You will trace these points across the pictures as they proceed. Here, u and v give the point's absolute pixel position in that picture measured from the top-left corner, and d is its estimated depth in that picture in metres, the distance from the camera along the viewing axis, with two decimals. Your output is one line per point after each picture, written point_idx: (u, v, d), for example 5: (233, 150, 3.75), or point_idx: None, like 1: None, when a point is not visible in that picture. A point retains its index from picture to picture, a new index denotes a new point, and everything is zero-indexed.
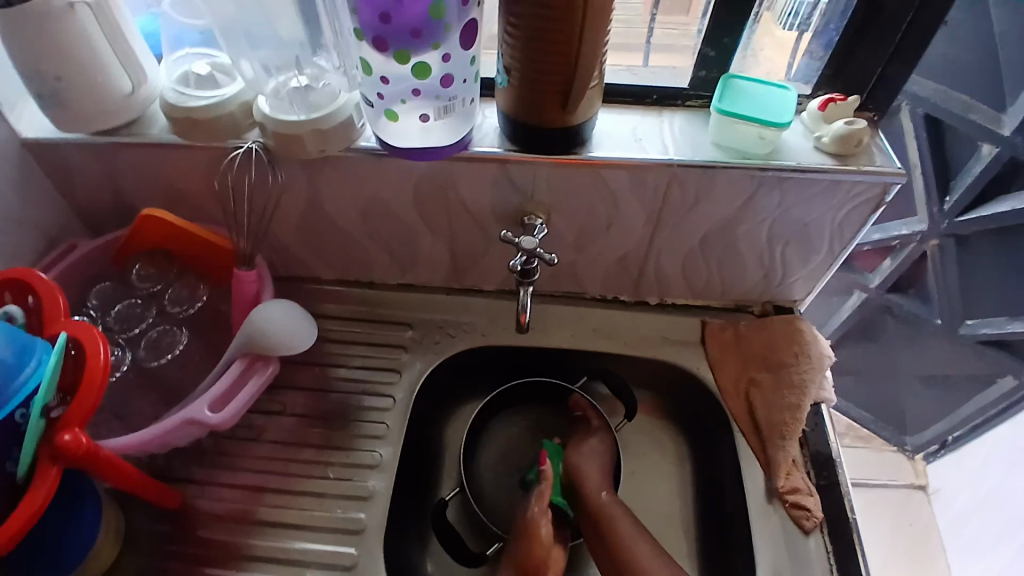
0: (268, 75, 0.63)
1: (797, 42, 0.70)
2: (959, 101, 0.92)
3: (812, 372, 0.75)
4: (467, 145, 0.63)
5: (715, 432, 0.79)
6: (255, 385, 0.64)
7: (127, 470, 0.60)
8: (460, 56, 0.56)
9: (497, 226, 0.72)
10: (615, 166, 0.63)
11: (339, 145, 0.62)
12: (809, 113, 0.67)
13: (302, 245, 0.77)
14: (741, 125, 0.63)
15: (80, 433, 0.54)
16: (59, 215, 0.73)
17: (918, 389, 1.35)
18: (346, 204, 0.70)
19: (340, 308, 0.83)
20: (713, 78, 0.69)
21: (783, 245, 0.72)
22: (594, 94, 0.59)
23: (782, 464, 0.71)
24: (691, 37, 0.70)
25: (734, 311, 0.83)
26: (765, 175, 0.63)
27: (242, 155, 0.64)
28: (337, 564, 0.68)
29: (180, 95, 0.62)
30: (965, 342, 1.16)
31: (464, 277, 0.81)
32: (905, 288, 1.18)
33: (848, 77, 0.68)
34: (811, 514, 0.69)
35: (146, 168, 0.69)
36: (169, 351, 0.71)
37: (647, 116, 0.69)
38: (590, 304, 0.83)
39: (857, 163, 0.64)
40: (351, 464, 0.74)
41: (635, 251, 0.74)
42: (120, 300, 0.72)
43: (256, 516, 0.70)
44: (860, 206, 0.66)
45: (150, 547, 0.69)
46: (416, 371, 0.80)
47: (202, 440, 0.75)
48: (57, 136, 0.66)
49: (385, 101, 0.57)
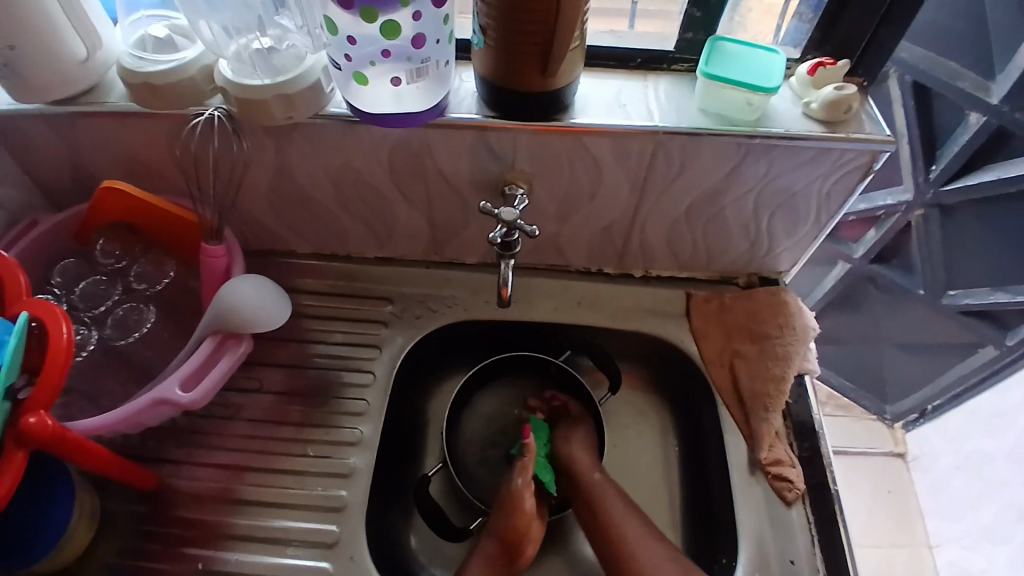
0: (229, 38, 0.59)
1: (785, 4, 0.68)
2: (948, 68, 0.90)
3: (797, 344, 0.74)
4: (443, 111, 0.60)
5: (699, 404, 0.78)
6: (227, 362, 0.62)
7: (98, 451, 0.58)
8: (432, 15, 0.53)
9: (476, 196, 0.69)
10: (597, 133, 0.61)
11: (307, 111, 0.59)
12: (798, 78, 0.65)
13: (275, 217, 0.75)
14: (728, 90, 0.61)
15: (46, 416, 0.51)
16: (17, 189, 0.69)
17: (899, 358, 1.36)
18: (319, 173, 0.68)
19: (317, 283, 0.81)
20: (699, 41, 0.67)
21: (769, 214, 0.70)
22: (576, 57, 0.56)
23: (766, 435, 0.71)
24: (677, 1, 0.68)
25: (719, 282, 0.82)
26: (752, 143, 0.62)
27: (204, 122, 0.61)
28: (319, 542, 0.67)
29: (137, 60, 0.58)
30: (947, 312, 1.16)
31: (444, 249, 0.79)
32: (890, 259, 1.18)
33: (837, 40, 0.66)
34: (793, 486, 0.69)
35: (106, 139, 0.65)
36: (136, 329, 0.69)
37: (631, 80, 0.67)
38: (574, 276, 0.81)
39: (846, 131, 0.62)
40: (332, 441, 0.72)
41: (619, 222, 0.73)
42: (85, 277, 0.69)
43: (235, 494, 0.69)
44: (848, 174, 0.65)
45: (126, 528, 0.68)
46: (397, 347, 0.78)
47: (177, 419, 0.73)
48: (13, 106, 0.62)
49: (354, 63, 0.54)
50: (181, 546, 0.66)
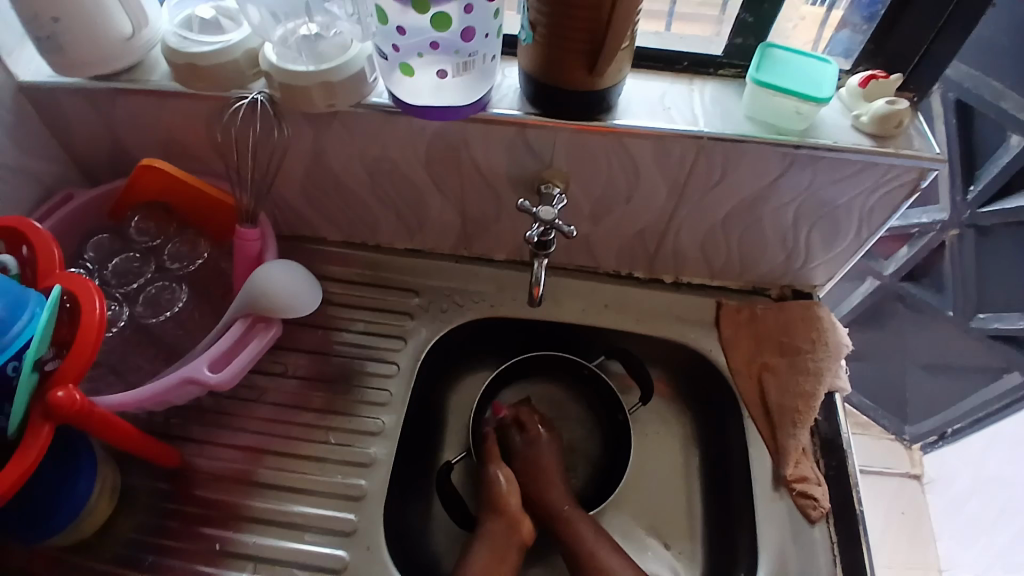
0: (275, 23, 0.59)
1: (827, 17, 0.66)
2: (992, 88, 0.87)
3: (828, 360, 0.72)
4: (485, 106, 0.60)
5: (723, 415, 0.77)
6: (257, 346, 0.62)
7: (124, 427, 0.59)
8: (483, 8, 0.52)
9: (511, 192, 0.69)
10: (639, 135, 0.60)
11: (349, 99, 0.59)
12: (848, 89, 0.63)
13: (308, 203, 0.75)
14: (778, 98, 0.59)
15: (74, 391, 0.52)
16: (55, 162, 0.70)
17: (923, 380, 1.33)
18: (354, 161, 0.67)
19: (344, 271, 0.81)
20: (749, 46, 0.65)
21: (809, 227, 0.69)
22: (624, 57, 0.55)
23: (792, 452, 0.70)
24: (716, 7, 0.66)
25: (751, 293, 0.80)
26: (799, 153, 0.60)
27: (247, 105, 0.61)
28: (337, 530, 0.67)
29: (182, 40, 0.58)
30: (975, 336, 1.14)
31: (474, 244, 0.79)
32: (921, 277, 1.15)
33: (891, 52, 0.64)
34: (818, 504, 0.68)
35: (146, 116, 0.66)
36: (168, 308, 0.69)
37: (676, 83, 0.66)
38: (602, 279, 0.80)
39: (896, 145, 0.60)
40: (354, 430, 0.72)
41: (653, 226, 0.72)
42: (118, 253, 0.70)
43: (256, 477, 0.69)
44: (894, 190, 0.63)
45: (147, 505, 0.68)
46: (422, 339, 0.78)
47: (201, 399, 0.74)
48: (53, 79, 0.63)
49: (400, 54, 0.54)
50: (200, 525, 0.67)
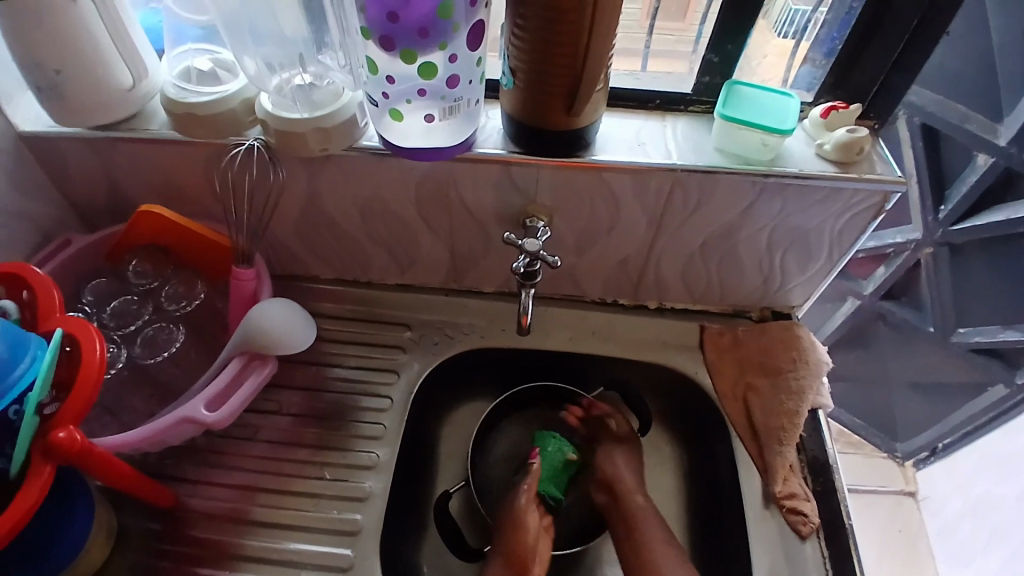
0: (271, 73, 0.62)
1: (794, 51, 0.70)
2: (957, 111, 0.92)
3: (809, 378, 0.75)
4: (470, 145, 0.63)
5: (711, 437, 0.79)
6: (252, 384, 0.63)
7: (120, 468, 0.60)
8: (466, 57, 0.55)
9: (498, 226, 0.71)
10: (617, 170, 0.63)
11: (341, 143, 0.62)
12: (811, 120, 0.67)
13: (301, 243, 0.77)
14: (745, 132, 0.63)
15: (75, 431, 0.53)
16: (53, 207, 0.72)
17: (909, 397, 1.35)
18: (346, 202, 0.70)
19: (336, 308, 0.83)
20: (717, 84, 0.70)
21: (783, 251, 0.72)
22: (600, 98, 0.59)
23: (780, 468, 0.71)
24: (691, 43, 0.70)
25: (733, 316, 0.83)
26: (767, 181, 0.64)
27: (243, 152, 0.64)
28: (334, 565, 0.67)
29: (180, 90, 0.62)
30: (957, 350, 1.17)
31: (463, 277, 0.81)
32: (898, 296, 1.19)
33: (850, 86, 0.69)
34: (808, 520, 0.69)
35: (143, 163, 0.68)
36: (165, 348, 0.70)
37: (650, 120, 0.70)
38: (589, 307, 0.83)
39: (858, 172, 0.64)
40: (348, 464, 0.73)
41: (636, 255, 0.74)
42: (115, 296, 0.71)
43: (251, 516, 0.70)
44: (860, 214, 0.67)
45: (142, 547, 0.68)
46: (414, 372, 0.79)
47: (196, 439, 0.74)
48: (54, 129, 0.66)
49: (390, 100, 0.57)
50: (195, 565, 0.67)
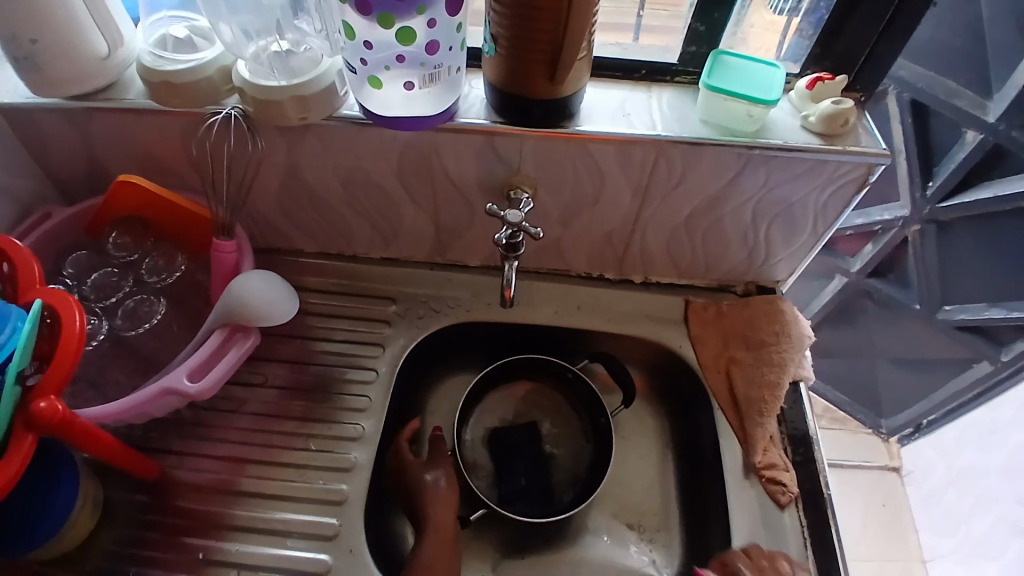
0: (248, 40, 0.61)
1: (786, 26, 0.69)
2: (944, 86, 0.92)
3: (792, 351, 0.76)
4: (452, 115, 0.62)
5: (695, 409, 0.80)
6: (235, 354, 0.63)
7: (105, 439, 0.60)
8: (446, 22, 0.54)
9: (481, 198, 0.71)
10: (601, 141, 0.63)
11: (321, 112, 0.61)
12: (796, 91, 0.67)
13: (283, 216, 0.76)
14: (731, 102, 0.63)
15: (57, 400, 0.53)
16: (31, 180, 0.71)
17: (895, 373, 1.37)
18: (328, 174, 0.69)
19: (321, 281, 0.82)
20: (702, 54, 0.69)
21: (767, 224, 0.72)
22: (583, 66, 0.58)
23: (760, 440, 0.72)
24: (680, 19, 0.69)
25: (717, 291, 0.83)
26: (752, 153, 0.63)
27: (220, 121, 0.63)
28: (319, 534, 0.68)
29: (157, 59, 0.60)
30: (942, 326, 1.18)
31: (448, 251, 0.81)
32: (885, 273, 1.20)
33: (836, 56, 0.68)
34: (786, 489, 0.70)
35: (122, 134, 0.67)
36: (147, 320, 0.70)
37: (635, 90, 0.69)
38: (575, 281, 0.83)
39: (843, 143, 0.64)
40: (334, 435, 0.74)
41: (621, 227, 0.74)
42: (97, 269, 0.71)
43: (237, 486, 0.70)
44: (844, 186, 0.67)
45: (129, 518, 0.69)
46: (400, 345, 0.79)
47: (181, 412, 0.74)
48: (30, 100, 0.64)
49: (369, 67, 0.56)
50: (182, 536, 0.67)
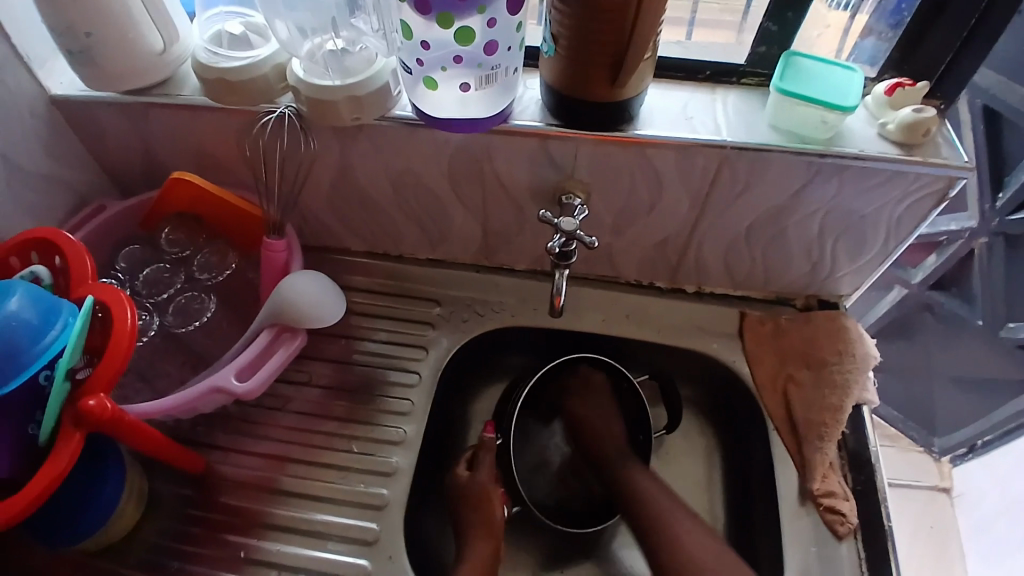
0: (303, 38, 0.60)
1: (849, 23, 0.65)
2: (1020, 95, 0.84)
3: (856, 372, 0.71)
4: (506, 117, 0.60)
5: (747, 427, 0.76)
6: (282, 355, 0.63)
7: (151, 435, 0.60)
8: (506, 22, 0.53)
9: (532, 203, 0.69)
10: (661, 146, 0.60)
11: (373, 113, 0.60)
12: (873, 97, 0.63)
13: (332, 216, 0.76)
14: (802, 107, 0.59)
15: (105, 399, 0.53)
16: (87, 173, 0.72)
17: (952, 391, 1.30)
18: (378, 174, 0.68)
19: (366, 281, 0.82)
20: (772, 55, 0.65)
21: (835, 237, 0.68)
22: (646, 68, 0.55)
23: (819, 466, 0.68)
24: (735, 12, 0.66)
25: (776, 304, 0.79)
26: (824, 162, 0.60)
27: (275, 119, 0.62)
28: (358, 539, 0.67)
29: (213, 55, 0.60)
30: (1006, 347, 1.11)
31: (495, 254, 0.79)
32: (948, 287, 1.13)
33: (917, 63, 0.63)
34: (846, 520, 0.66)
35: (176, 130, 0.67)
36: (197, 317, 0.70)
37: (699, 92, 0.66)
38: (624, 289, 0.80)
39: (923, 154, 0.59)
40: (375, 438, 0.73)
41: (675, 236, 0.71)
42: (149, 264, 0.72)
43: (278, 485, 0.70)
44: (921, 200, 0.62)
45: (173, 512, 0.69)
46: (443, 348, 0.78)
47: (227, 408, 0.75)
48: (87, 94, 0.65)
49: (424, 68, 0.55)
50: (223, 532, 0.68)
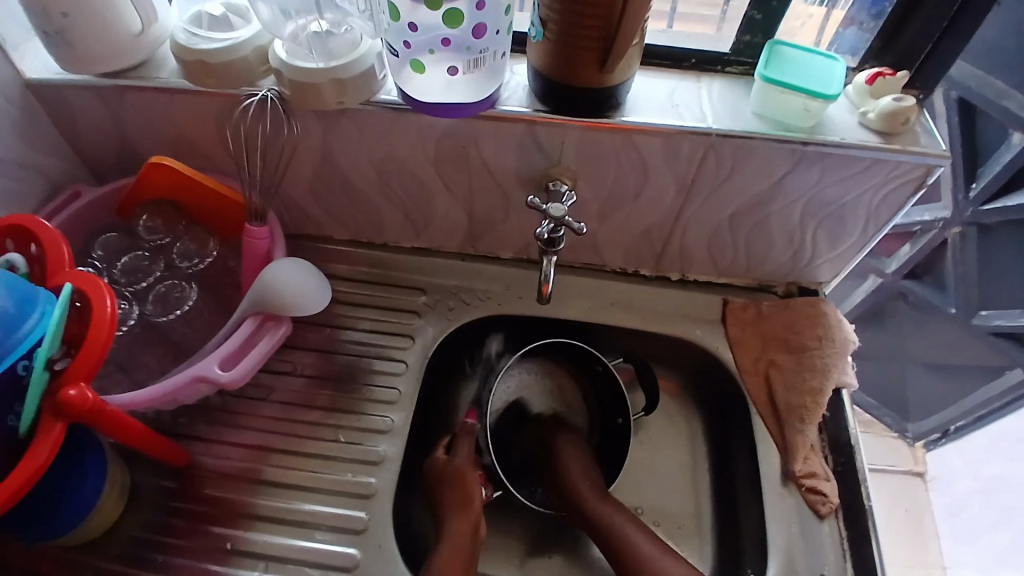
0: (286, 19, 0.58)
1: (825, 18, 0.66)
2: (994, 87, 0.87)
3: (835, 356, 0.73)
4: (493, 103, 0.60)
5: (731, 412, 0.77)
6: (267, 344, 0.62)
7: (133, 426, 0.59)
8: (494, 5, 0.52)
9: (520, 190, 0.69)
10: (648, 132, 0.60)
11: (358, 97, 0.59)
12: (855, 86, 0.64)
13: (315, 203, 0.75)
14: (787, 95, 0.60)
15: (86, 388, 0.51)
16: (61, 159, 0.70)
17: (923, 377, 1.32)
18: (362, 160, 0.67)
19: (349, 269, 0.81)
20: (757, 43, 0.66)
21: (816, 225, 0.69)
22: (634, 54, 0.55)
23: (800, 448, 0.70)
24: (714, 7, 0.66)
25: (757, 291, 0.80)
26: (807, 150, 0.60)
27: (255, 103, 0.61)
28: (347, 527, 0.67)
29: (191, 37, 0.59)
30: (977, 333, 1.14)
31: (480, 242, 0.79)
32: (921, 276, 1.15)
33: (899, 50, 0.64)
34: (827, 499, 0.68)
35: (154, 115, 0.66)
36: (179, 306, 0.69)
37: (685, 80, 0.66)
38: (609, 276, 0.80)
39: (902, 142, 0.60)
40: (362, 427, 0.72)
41: (661, 224, 0.72)
42: (126, 252, 0.70)
43: (261, 476, 0.69)
44: (900, 188, 0.63)
45: (155, 504, 0.68)
46: (429, 337, 0.78)
47: (208, 398, 0.73)
48: (61, 77, 0.63)
49: (411, 51, 0.54)
50: (208, 523, 0.67)
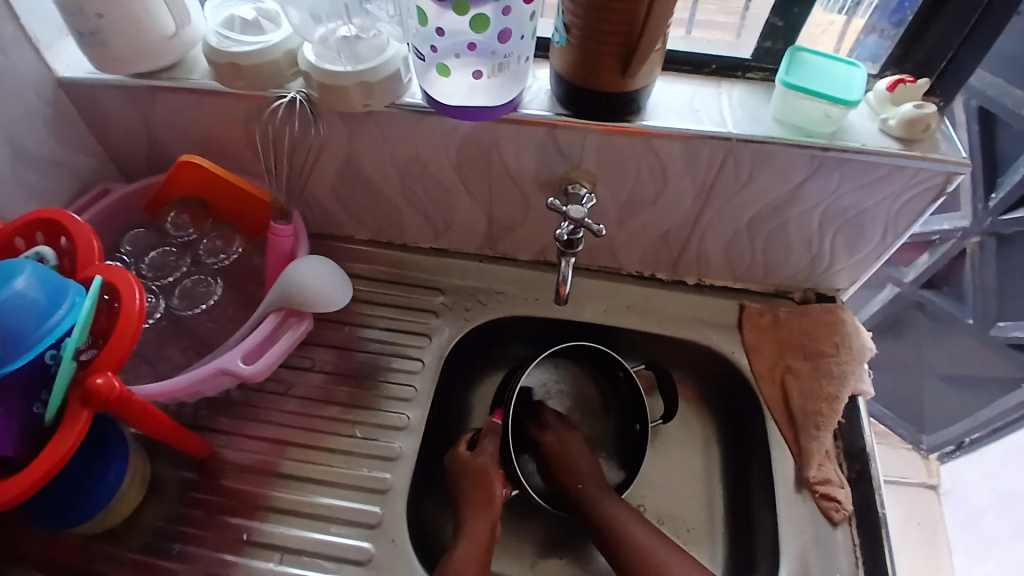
0: (316, 23, 0.60)
1: (845, 27, 0.67)
2: (1015, 96, 0.85)
3: (851, 363, 0.73)
4: (516, 106, 0.61)
5: (745, 418, 0.77)
6: (289, 340, 0.63)
7: (158, 417, 0.60)
8: (519, 10, 0.53)
9: (538, 193, 0.70)
10: (666, 137, 0.61)
11: (384, 99, 0.61)
12: (875, 93, 0.64)
13: (337, 203, 0.76)
14: (808, 100, 0.60)
15: (113, 377, 0.53)
16: (91, 156, 0.72)
17: (939, 388, 1.32)
18: (385, 162, 0.69)
19: (369, 269, 0.82)
20: (777, 50, 0.66)
21: (833, 231, 0.69)
22: (656, 59, 0.56)
23: (815, 454, 0.70)
24: (733, 14, 0.67)
25: (774, 297, 0.80)
26: (826, 156, 0.61)
27: (285, 105, 0.63)
28: (362, 522, 0.68)
29: (223, 39, 0.60)
30: (995, 344, 1.13)
31: (498, 244, 0.80)
32: (940, 285, 1.14)
33: (918, 59, 0.65)
34: (841, 506, 0.68)
35: (183, 114, 0.67)
36: (204, 300, 0.70)
37: (705, 85, 0.67)
38: (625, 280, 0.81)
39: (923, 149, 0.60)
40: (379, 424, 0.73)
41: (678, 229, 0.72)
42: (154, 248, 0.72)
43: (280, 469, 0.70)
44: (919, 195, 0.63)
45: (175, 495, 0.69)
46: (447, 337, 0.79)
47: (230, 393, 0.75)
48: (94, 76, 0.65)
49: (437, 55, 0.56)
50: (226, 515, 0.68)
